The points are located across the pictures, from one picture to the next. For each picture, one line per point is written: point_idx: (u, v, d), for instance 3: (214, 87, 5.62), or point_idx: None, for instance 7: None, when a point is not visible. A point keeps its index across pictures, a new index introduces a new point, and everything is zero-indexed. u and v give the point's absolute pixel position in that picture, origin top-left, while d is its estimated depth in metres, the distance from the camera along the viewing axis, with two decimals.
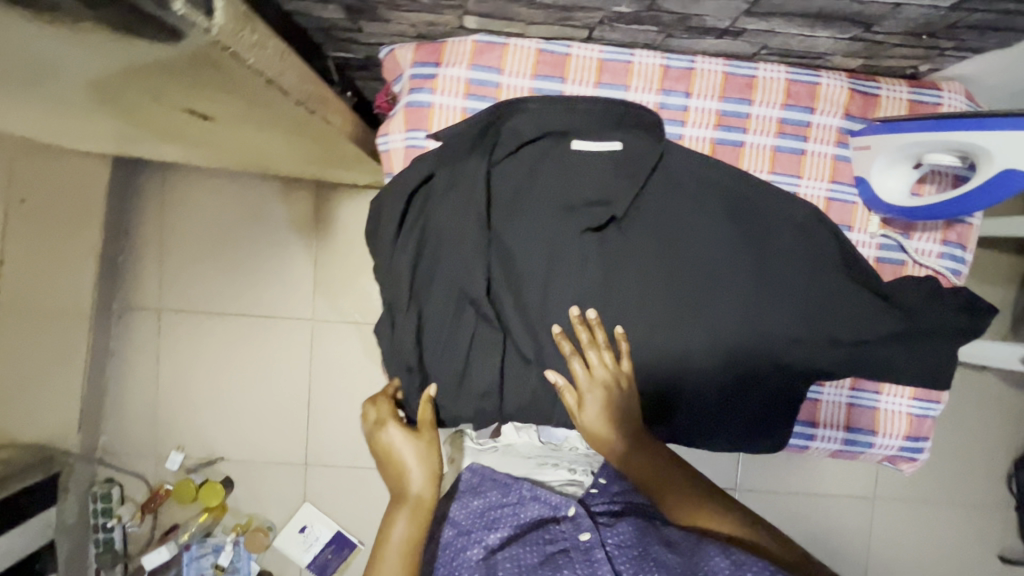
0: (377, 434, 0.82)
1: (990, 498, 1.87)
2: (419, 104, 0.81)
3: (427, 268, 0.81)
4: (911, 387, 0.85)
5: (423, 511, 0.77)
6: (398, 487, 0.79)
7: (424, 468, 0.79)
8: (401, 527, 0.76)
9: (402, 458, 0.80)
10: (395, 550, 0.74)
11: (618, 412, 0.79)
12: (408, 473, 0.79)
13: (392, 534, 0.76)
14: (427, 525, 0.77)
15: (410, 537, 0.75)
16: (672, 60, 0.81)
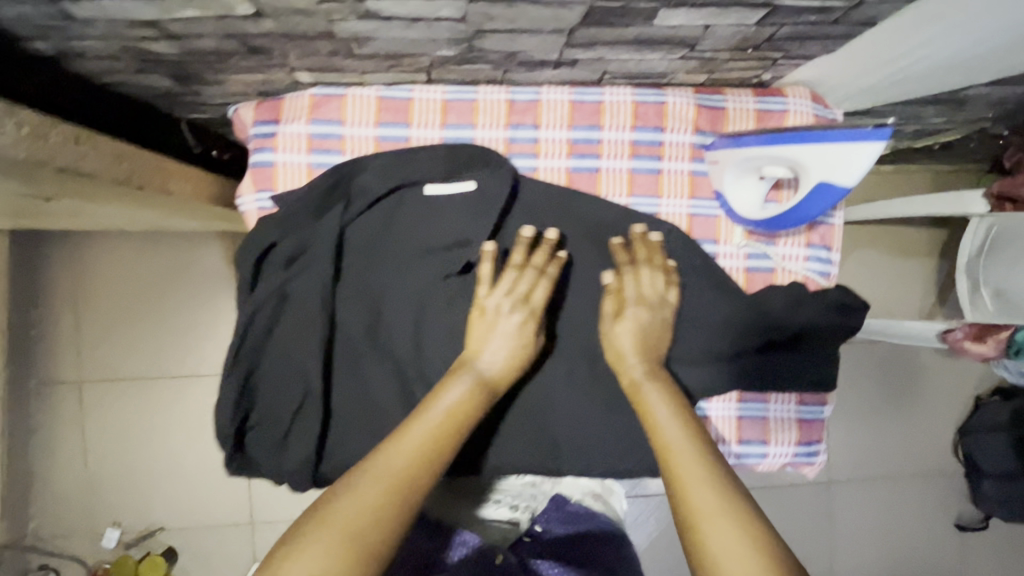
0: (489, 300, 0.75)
1: (940, 467, 1.90)
2: (263, 164, 0.79)
3: (288, 330, 0.78)
4: (794, 392, 0.86)
5: (484, 391, 0.70)
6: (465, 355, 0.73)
7: (515, 351, 0.73)
8: (452, 394, 0.67)
9: (494, 333, 0.73)
10: (433, 419, 0.64)
11: (649, 331, 0.76)
12: (485, 347, 0.72)
13: (443, 397, 0.67)
14: (474, 415, 0.67)
15: (457, 410, 0.66)
16: (517, 94, 0.80)
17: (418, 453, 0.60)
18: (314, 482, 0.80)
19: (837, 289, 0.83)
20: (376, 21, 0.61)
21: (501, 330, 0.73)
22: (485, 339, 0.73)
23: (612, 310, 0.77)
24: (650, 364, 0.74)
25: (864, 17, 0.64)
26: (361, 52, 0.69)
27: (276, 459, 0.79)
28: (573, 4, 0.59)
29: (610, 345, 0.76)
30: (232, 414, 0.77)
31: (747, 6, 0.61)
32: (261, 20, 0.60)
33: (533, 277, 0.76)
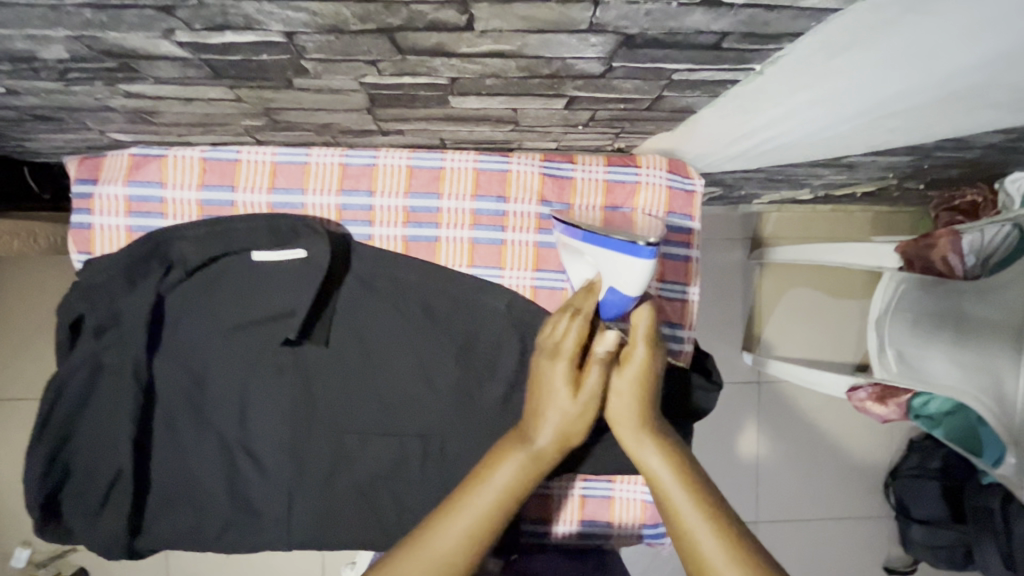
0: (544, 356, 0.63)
1: (871, 510, 1.86)
2: (80, 224, 0.75)
3: (99, 399, 0.75)
4: (639, 476, 0.82)
5: (538, 467, 0.62)
6: (525, 425, 0.63)
7: (566, 422, 0.61)
8: (504, 470, 0.61)
9: (551, 393, 0.61)
10: (486, 497, 0.60)
11: (648, 373, 0.63)
12: (545, 419, 0.62)
13: (490, 476, 0.61)
14: (529, 488, 0.62)
15: (507, 492, 0.60)
16: (351, 158, 0.76)
17: (474, 537, 0.58)
18: (131, 552, 0.77)
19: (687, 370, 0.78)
20: (149, 99, 0.58)
21: (553, 391, 0.61)
22: (546, 405, 0.62)
23: (607, 358, 0.61)
24: (647, 415, 0.63)
25: (675, 107, 0.61)
26: (160, 121, 0.66)
27: (90, 529, 0.76)
28: (348, 91, 0.55)
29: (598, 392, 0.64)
30: (38, 483, 0.74)
31: (541, 96, 0.57)
32: (21, 96, 0.56)
33: (570, 318, 0.63)
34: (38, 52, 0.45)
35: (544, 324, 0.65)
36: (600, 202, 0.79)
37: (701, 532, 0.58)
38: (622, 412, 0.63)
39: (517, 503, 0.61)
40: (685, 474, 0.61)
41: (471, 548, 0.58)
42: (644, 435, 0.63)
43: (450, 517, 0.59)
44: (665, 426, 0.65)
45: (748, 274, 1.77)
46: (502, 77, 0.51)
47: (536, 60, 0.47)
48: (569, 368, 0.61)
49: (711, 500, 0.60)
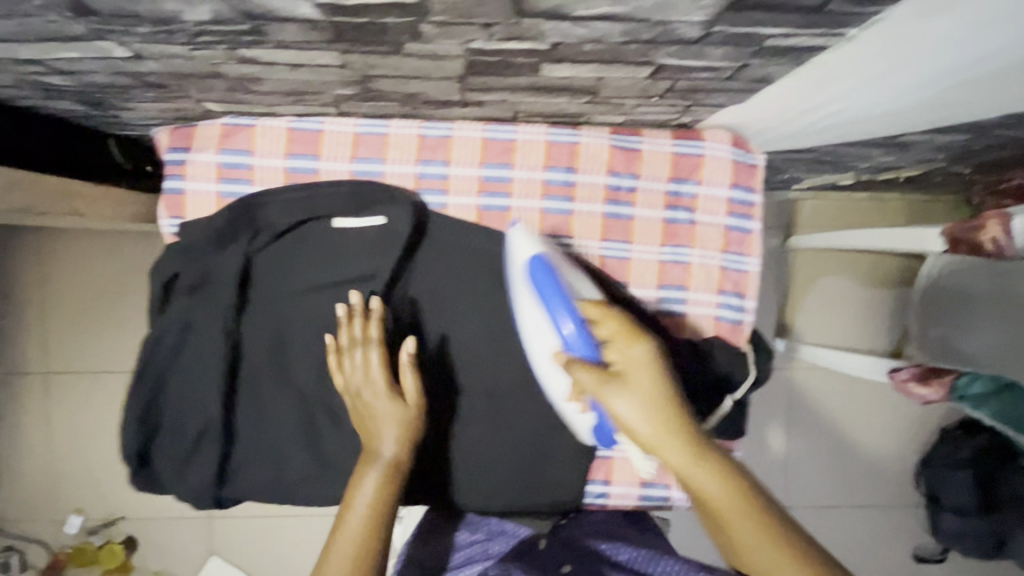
0: (356, 386, 0.74)
1: (900, 497, 1.87)
2: (173, 191, 0.80)
3: (186, 357, 0.79)
4: (699, 439, 0.85)
5: (395, 475, 0.71)
6: (368, 446, 0.73)
7: (399, 434, 0.73)
8: (365, 487, 0.69)
9: (375, 422, 0.73)
10: (357, 515, 0.67)
11: (657, 384, 0.64)
12: (380, 434, 0.73)
13: (353, 500, 0.69)
14: (392, 499, 0.70)
15: (374, 502, 0.69)
16: (428, 129, 0.80)
17: (361, 550, 0.65)
18: (217, 501, 0.82)
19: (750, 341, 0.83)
20: (260, 65, 0.62)
21: (376, 417, 0.73)
22: (375, 425, 0.73)
23: (589, 374, 0.66)
24: (691, 435, 0.63)
25: (756, 76, 0.63)
26: (259, 89, 0.69)
27: (179, 478, 0.81)
28: (449, 57, 0.58)
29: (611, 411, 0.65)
30: (136, 433, 0.79)
31: (630, 63, 0.60)
32: (143, 61, 0.60)
33: (357, 352, 0.75)
34: (183, 13, 0.49)
35: (342, 370, 0.75)
36: (665, 174, 0.82)
37: (750, 539, 0.59)
38: (649, 431, 0.63)
39: (388, 513, 0.69)
40: (738, 494, 0.61)
41: (354, 565, 0.65)
42: (677, 444, 0.63)
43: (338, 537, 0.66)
44: (697, 430, 0.64)
45: (782, 261, 1.78)
46: (601, 42, 0.54)
47: (641, 23, 0.50)
48: (383, 399, 0.73)
49: (752, 504, 0.60)
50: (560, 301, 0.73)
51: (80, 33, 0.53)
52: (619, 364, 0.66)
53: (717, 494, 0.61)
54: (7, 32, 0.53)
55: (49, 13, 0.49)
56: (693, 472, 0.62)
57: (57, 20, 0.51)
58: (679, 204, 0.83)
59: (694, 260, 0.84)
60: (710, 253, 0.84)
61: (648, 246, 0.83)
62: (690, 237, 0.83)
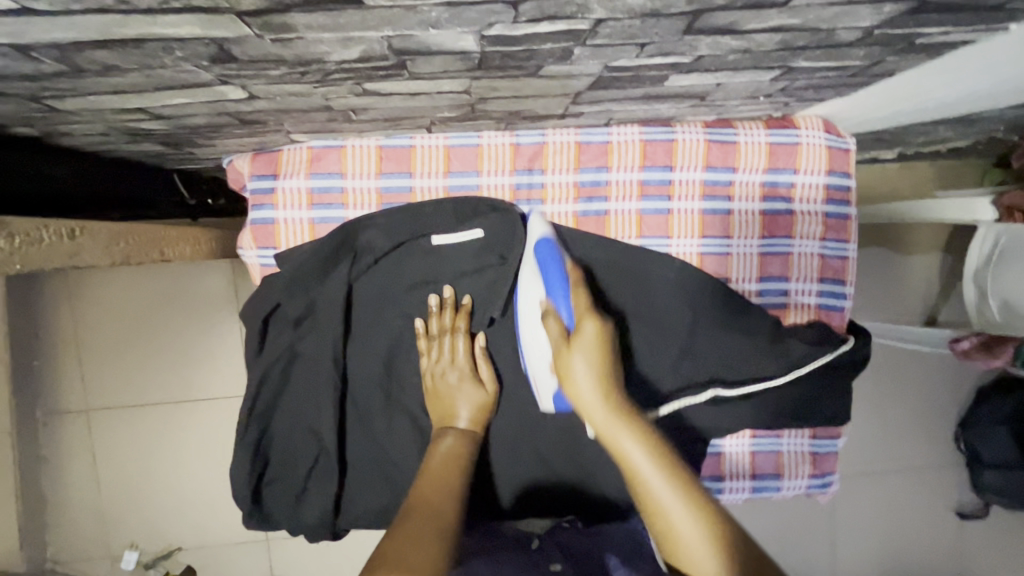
0: (438, 370, 0.79)
1: (943, 459, 1.90)
2: (263, 221, 0.79)
3: (297, 393, 0.79)
4: (809, 428, 0.89)
5: (472, 443, 0.75)
6: (441, 422, 0.77)
7: (474, 410, 0.78)
8: (442, 446, 0.73)
9: (452, 400, 0.78)
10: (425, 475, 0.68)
11: (604, 357, 0.67)
12: (456, 415, 0.77)
13: (438, 448, 0.73)
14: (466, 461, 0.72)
15: (452, 456, 0.72)
16: (522, 137, 0.81)
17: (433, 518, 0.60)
18: (333, 531, 0.82)
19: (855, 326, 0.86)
20: (376, 96, 0.59)
21: (453, 396, 0.78)
22: (452, 404, 0.77)
23: (557, 337, 0.69)
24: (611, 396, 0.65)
25: (881, 71, 0.62)
26: (359, 118, 0.67)
27: (294, 513, 0.80)
28: (581, 76, 0.56)
29: (564, 375, 0.67)
30: (249, 473, 0.78)
31: (762, 69, 0.58)
32: (254, 101, 0.57)
33: (448, 339, 0.79)
34: (330, 55, 0.46)
35: (431, 353, 0.79)
36: (762, 165, 0.83)
37: (679, 520, 0.56)
38: (599, 408, 0.64)
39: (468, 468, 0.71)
40: (662, 458, 0.60)
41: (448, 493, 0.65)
42: (618, 423, 0.62)
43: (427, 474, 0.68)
44: (629, 407, 0.65)
45: None
46: (748, 52, 0.52)
47: (804, 32, 0.48)
48: (464, 376, 0.78)
49: (702, 496, 0.58)
50: (562, 292, 0.71)
51: (205, 80, 0.50)
52: (583, 336, 0.67)
53: (659, 482, 0.58)
54: (128, 83, 0.50)
55: (185, 64, 0.46)
56: (615, 434, 0.62)
57: (189, 70, 0.48)
58: (776, 194, 0.85)
59: (793, 249, 0.86)
60: (809, 241, 0.87)
61: (747, 239, 0.85)
62: (789, 226, 0.86)
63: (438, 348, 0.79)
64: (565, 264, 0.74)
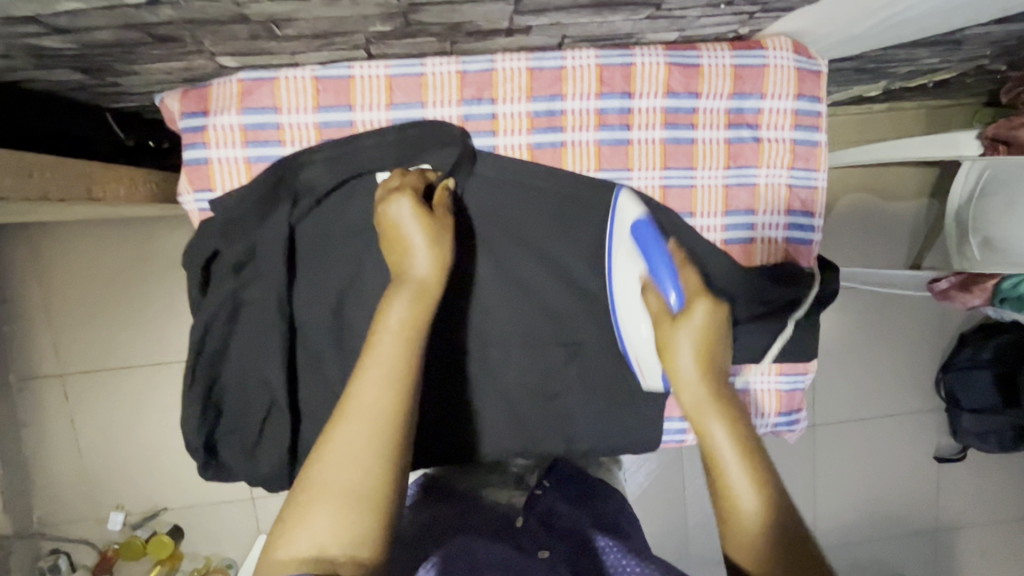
0: (382, 203, 0.68)
1: (924, 405, 1.91)
2: (196, 161, 0.73)
3: (241, 343, 0.76)
4: (775, 365, 0.85)
5: (427, 296, 0.64)
6: (396, 268, 0.67)
7: (427, 244, 0.66)
8: (397, 309, 0.62)
9: (405, 235, 0.67)
10: (380, 366, 0.58)
11: (708, 340, 0.66)
12: (413, 250, 0.66)
13: (386, 318, 0.62)
14: (425, 323, 0.63)
15: (402, 325, 0.61)
16: (468, 64, 0.73)
17: (376, 438, 0.55)
18: (292, 483, 0.80)
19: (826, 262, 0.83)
20: (294, 1, 0.54)
21: (404, 227, 0.67)
22: (402, 234, 0.67)
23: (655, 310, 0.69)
24: (714, 383, 0.65)
25: None
26: (284, 34, 0.62)
27: (249, 463, 0.78)
28: None
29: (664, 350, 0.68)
30: (201, 423, 0.76)
31: None
32: (158, 8, 0.52)
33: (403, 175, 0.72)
34: None
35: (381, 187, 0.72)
36: (727, 90, 0.77)
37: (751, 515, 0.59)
38: (699, 386, 0.65)
39: (421, 337, 0.62)
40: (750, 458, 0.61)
41: (392, 391, 0.57)
42: (712, 409, 0.64)
43: (370, 355, 0.59)
44: (726, 392, 0.65)
45: None
46: None
47: None
48: (412, 204, 0.67)
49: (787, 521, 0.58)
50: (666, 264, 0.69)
51: None
52: (695, 321, 0.66)
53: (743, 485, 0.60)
54: None
55: None
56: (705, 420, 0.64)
57: None
58: (741, 122, 0.79)
59: (760, 180, 0.80)
60: (777, 171, 0.80)
61: (711, 170, 0.79)
62: (755, 155, 0.79)
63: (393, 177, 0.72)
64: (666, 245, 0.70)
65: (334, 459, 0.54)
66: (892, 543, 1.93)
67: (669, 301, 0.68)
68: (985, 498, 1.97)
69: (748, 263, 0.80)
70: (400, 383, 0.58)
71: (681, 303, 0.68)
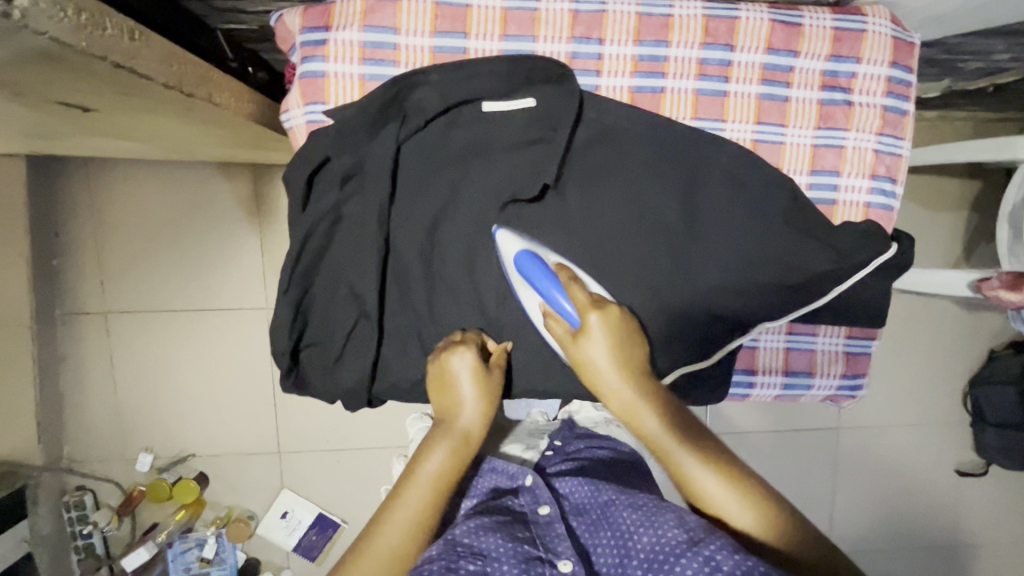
0: (443, 356, 0.77)
1: (950, 417, 1.91)
2: (313, 74, 0.76)
3: (335, 259, 0.79)
4: (845, 326, 0.86)
5: (466, 448, 0.74)
6: (445, 414, 0.75)
7: (477, 403, 0.76)
8: (437, 457, 0.72)
9: (458, 389, 0.76)
10: (421, 488, 0.70)
11: (615, 339, 0.73)
12: (462, 404, 0.75)
13: (423, 466, 0.71)
14: (459, 473, 0.73)
15: (439, 476, 0.71)
16: (581, 4, 0.77)
17: (396, 562, 0.66)
18: (367, 401, 0.84)
19: (909, 236, 0.83)
20: None
21: (459, 382, 0.75)
22: (455, 390, 0.76)
23: (566, 335, 0.75)
24: (629, 373, 0.72)
25: None
26: None
27: (331, 377, 0.82)
28: None
29: (581, 366, 0.74)
30: (291, 332, 0.80)
31: None
32: None
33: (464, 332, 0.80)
34: None
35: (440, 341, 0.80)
36: (825, 52, 0.80)
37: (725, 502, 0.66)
38: (616, 381, 0.72)
39: (451, 488, 0.72)
40: (684, 437, 0.69)
41: (414, 537, 0.67)
42: (635, 400, 0.71)
43: (402, 501, 0.69)
44: (649, 385, 0.73)
45: None
46: None
47: None
48: (471, 357, 0.76)
49: (750, 487, 0.66)
50: (559, 291, 0.74)
51: None
52: (592, 328, 0.72)
53: (689, 460, 0.68)
54: None
55: None
56: (640, 409, 0.71)
57: None
58: (836, 85, 0.81)
59: (848, 143, 0.82)
60: (866, 135, 0.82)
61: (802, 129, 0.82)
62: (845, 118, 0.82)
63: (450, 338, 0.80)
64: (547, 263, 0.76)
65: (362, 565, 0.65)
66: (908, 553, 1.93)
67: (571, 323, 0.74)
68: (1004, 516, 1.96)
69: (832, 221, 0.82)
70: (422, 533, 0.68)
71: (579, 319, 0.73)
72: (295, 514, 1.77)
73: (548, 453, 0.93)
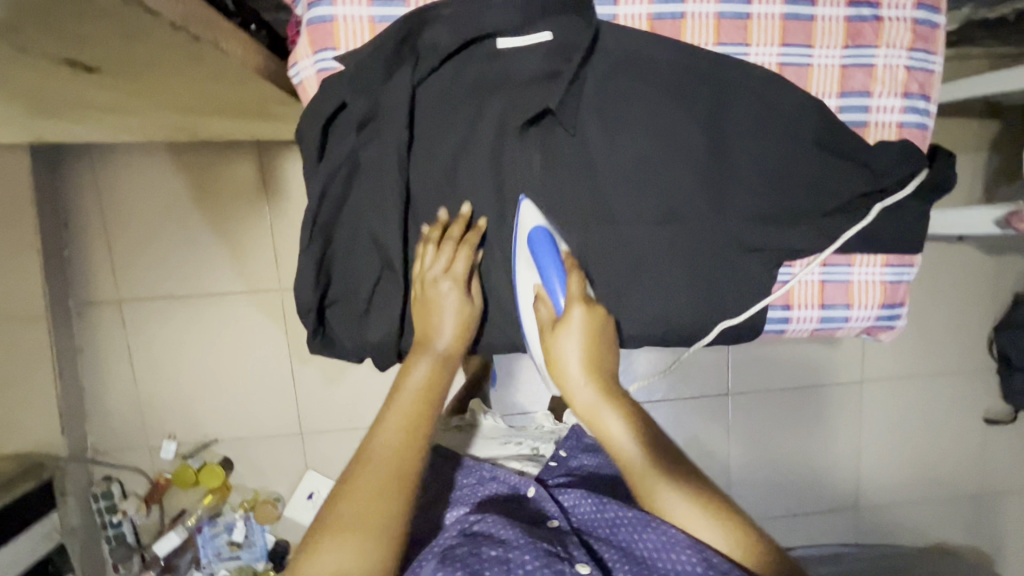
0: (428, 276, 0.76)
1: (976, 364, 1.88)
2: (321, 19, 0.73)
3: (356, 209, 0.77)
4: (882, 253, 0.83)
5: (446, 364, 0.77)
6: (422, 333, 0.77)
7: (455, 323, 0.77)
8: (421, 371, 0.75)
9: (437, 311, 0.76)
10: (407, 397, 0.73)
11: None
12: (442, 321, 0.76)
13: (409, 377, 0.74)
14: (442, 386, 0.76)
15: (425, 387, 0.74)
16: None
17: (390, 478, 0.67)
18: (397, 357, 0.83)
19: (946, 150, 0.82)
20: None
21: (439, 305, 0.76)
22: (437, 316, 0.76)
23: (551, 257, 0.74)
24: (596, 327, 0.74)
25: None
26: None
27: (357, 332, 0.80)
28: None
29: None
30: (316, 288, 0.78)
31: None
32: None
33: (452, 248, 0.76)
34: None
35: (428, 255, 0.76)
36: None
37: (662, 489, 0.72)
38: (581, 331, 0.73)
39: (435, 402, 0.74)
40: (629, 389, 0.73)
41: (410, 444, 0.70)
42: None
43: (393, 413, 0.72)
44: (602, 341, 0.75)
45: None
46: None
47: None
48: (451, 284, 0.76)
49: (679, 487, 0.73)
50: None
51: None
52: None
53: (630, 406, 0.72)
54: None
55: None
56: None
57: None
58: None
59: (878, 61, 0.79)
60: (896, 51, 0.79)
61: (829, 49, 0.78)
62: (875, 34, 0.78)
63: (436, 248, 0.76)
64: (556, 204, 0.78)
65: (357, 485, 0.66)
66: (938, 503, 1.92)
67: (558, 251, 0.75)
68: None
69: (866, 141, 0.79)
70: (414, 447, 0.70)
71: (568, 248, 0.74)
72: (321, 494, 1.77)
73: (552, 465, 0.98)
